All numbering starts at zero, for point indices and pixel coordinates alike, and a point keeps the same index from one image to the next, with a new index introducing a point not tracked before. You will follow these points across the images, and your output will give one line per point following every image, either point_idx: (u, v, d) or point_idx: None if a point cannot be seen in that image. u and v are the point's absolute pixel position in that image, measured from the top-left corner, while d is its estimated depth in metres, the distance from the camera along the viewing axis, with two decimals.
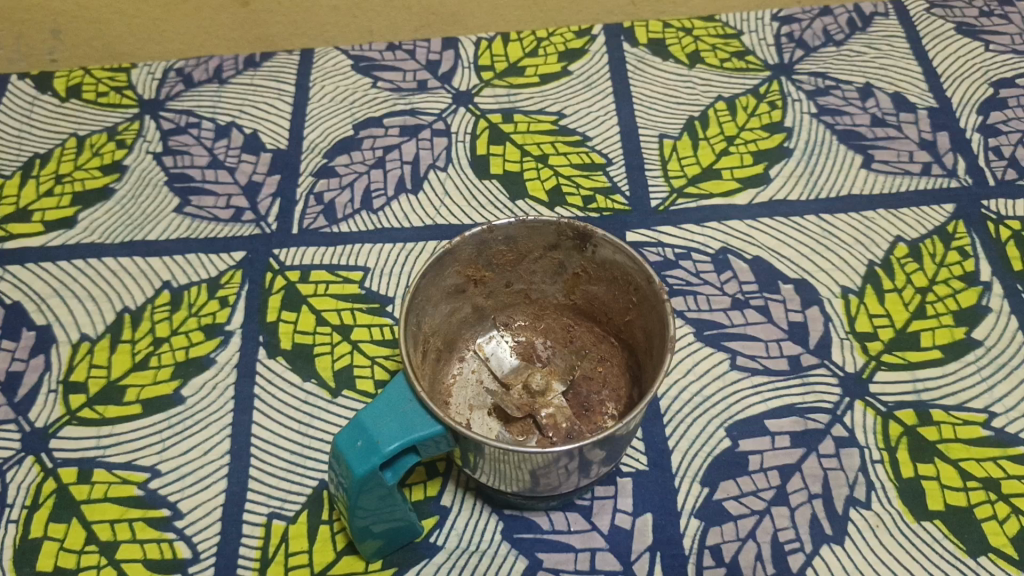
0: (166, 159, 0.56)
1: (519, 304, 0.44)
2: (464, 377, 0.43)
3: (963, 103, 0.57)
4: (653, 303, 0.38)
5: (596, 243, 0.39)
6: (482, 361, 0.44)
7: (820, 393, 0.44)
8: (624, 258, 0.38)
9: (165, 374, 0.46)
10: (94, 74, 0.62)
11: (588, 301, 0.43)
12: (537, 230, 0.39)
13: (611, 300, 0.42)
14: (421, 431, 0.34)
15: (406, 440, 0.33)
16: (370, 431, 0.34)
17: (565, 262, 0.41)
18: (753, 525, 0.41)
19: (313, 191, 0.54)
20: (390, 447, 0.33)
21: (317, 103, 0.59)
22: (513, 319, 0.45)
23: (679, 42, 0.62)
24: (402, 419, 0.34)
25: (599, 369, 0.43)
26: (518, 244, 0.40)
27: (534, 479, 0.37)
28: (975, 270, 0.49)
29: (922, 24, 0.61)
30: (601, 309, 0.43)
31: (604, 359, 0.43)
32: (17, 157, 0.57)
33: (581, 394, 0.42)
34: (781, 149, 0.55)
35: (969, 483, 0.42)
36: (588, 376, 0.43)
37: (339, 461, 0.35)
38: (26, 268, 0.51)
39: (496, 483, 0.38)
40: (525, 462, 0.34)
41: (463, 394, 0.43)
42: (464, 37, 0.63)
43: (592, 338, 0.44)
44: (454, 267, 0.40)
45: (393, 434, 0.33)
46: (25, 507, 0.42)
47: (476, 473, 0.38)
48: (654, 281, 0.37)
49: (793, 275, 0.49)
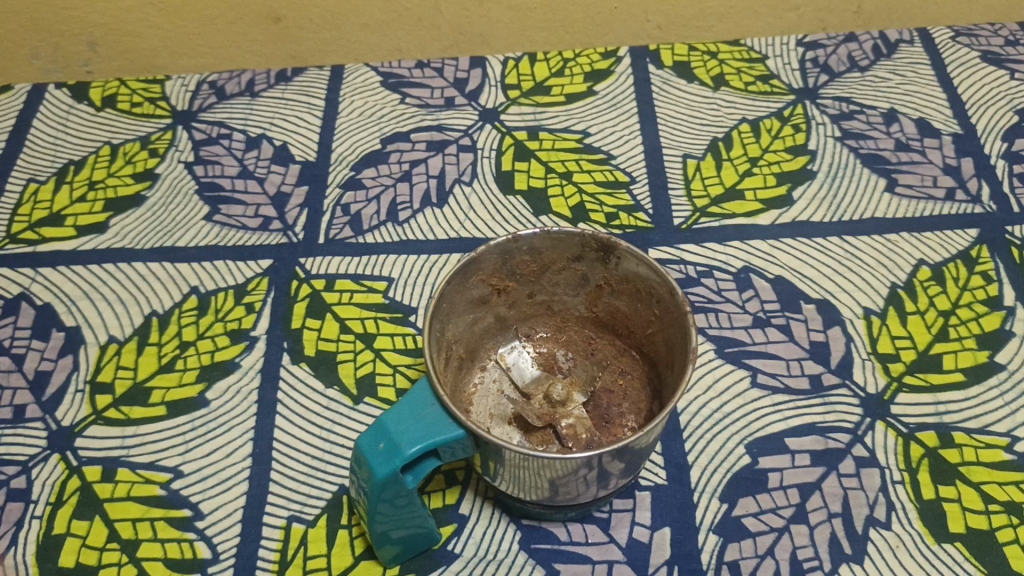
0: (197, 168, 0.58)
1: (541, 315, 0.44)
2: (485, 387, 0.44)
3: (988, 130, 0.57)
4: (675, 316, 0.38)
5: (619, 255, 0.40)
6: (504, 370, 0.44)
7: (842, 412, 0.44)
8: (648, 270, 0.39)
9: (190, 378, 0.47)
10: (129, 85, 0.64)
11: (610, 314, 0.43)
12: (562, 239, 0.40)
13: (634, 313, 0.42)
14: (443, 434, 0.34)
15: (428, 443, 0.34)
16: (392, 433, 0.34)
17: (588, 274, 0.42)
18: (772, 542, 0.41)
19: (340, 203, 0.55)
20: (412, 450, 0.34)
21: (345, 118, 0.60)
22: (535, 329, 0.45)
23: (704, 65, 0.62)
24: (424, 423, 0.34)
25: (620, 382, 0.43)
26: (541, 255, 0.41)
27: (553, 488, 0.37)
28: (998, 295, 0.49)
29: (946, 51, 0.62)
30: (623, 322, 0.43)
31: (625, 372, 0.43)
32: (52, 163, 0.59)
33: (601, 406, 0.42)
34: (804, 171, 0.55)
35: (991, 506, 0.41)
36: (609, 389, 0.43)
37: (360, 463, 0.35)
38: (57, 271, 0.52)
39: (514, 492, 0.38)
40: (545, 469, 0.35)
41: (484, 402, 0.43)
42: (492, 57, 0.64)
43: (613, 351, 0.44)
44: (479, 274, 0.40)
45: (415, 437, 0.34)
46: (49, 504, 0.43)
47: (496, 481, 0.38)
48: (677, 293, 0.38)
49: (814, 295, 0.49)
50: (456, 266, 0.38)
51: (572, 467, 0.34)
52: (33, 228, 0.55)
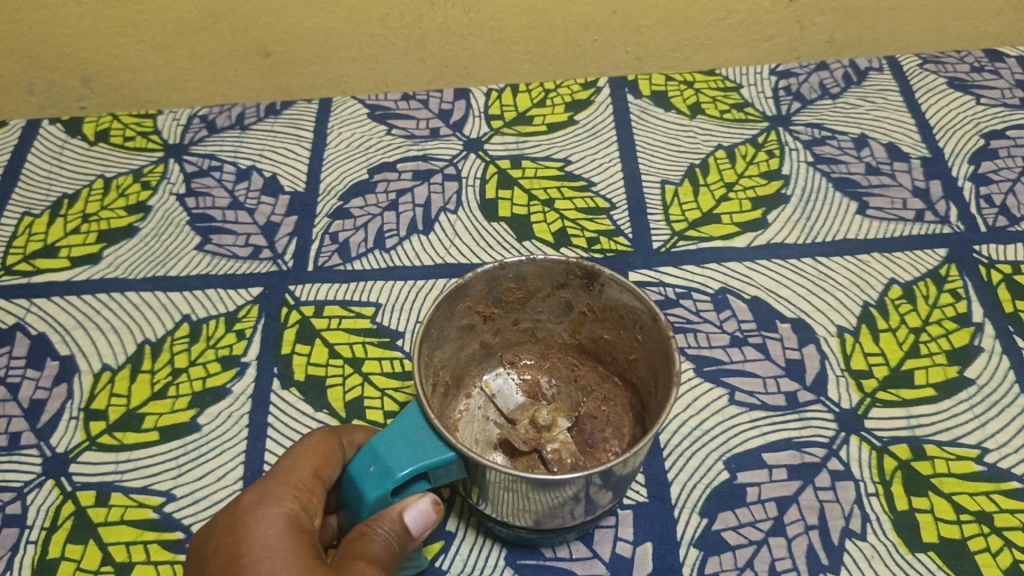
0: (188, 200, 0.59)
1: (526, 342, 0.46)
2: (471, 413, 0.45)
3: (955, 153, 0.59)
4: (658, 342, 0.39)
5: (603, 283, 0.41)
6: (488, 398, 0.46)
7: (817, 427, 0.46)
8: (631, 298, 0.40)
9: (183, 404, 0.48)
10: (122, 120, 0.66)
11: (594, 341, 0.44)
12: (547, 267, 0.41)
13: (617, 341, 0.43)
14: (433, 457, 0.35)
15: (418, 466, 0.35)
16: (382, 456, 0.35)
17: (572, 301, 0.43)
18: (751, 555, 0.42)
19: (328, 231, 0.56)
20: (403, 473, 0.34)
21: (333, 149, 0.62)
22: (520, 357, 0.46)
23: (681, 94, 0.64)
24: (413, 447, 0.35)
25: (603, 408, 0.45)
26: (525, 282, 0.42)
27: (541, 513, 0.37)
28: (967, 312, 0.50)
29: (915, 78, 0.64)
30: (605, 349, 0.44)
31: (608, 399, 0.45)
32: (47, 197, 0.60)
33: (585, 431, 0.44)
34: (779, 196, 0.57)
35: (963, 516, 0.42)
36: (592, 415, 0.44)
37: (352, 485, 0.36)
38: (51, 301, 0.53)
39: (503, 516, 0.39)
40: (532, 492, 0.35)
41: (469, 429, 0.45)
42: (476, 89, 0.66)
43: (596, 378, 0.45)
44: (466, 301, 0.41)
45: (405, 460, 0.35)
46: (44, 529, 0.44)
47: (486, 505, 0.38)
48: (660, 320, 0.39)
49: (790, 314, 0.50)
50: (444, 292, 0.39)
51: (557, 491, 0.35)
52: (28, 259, 0.56)
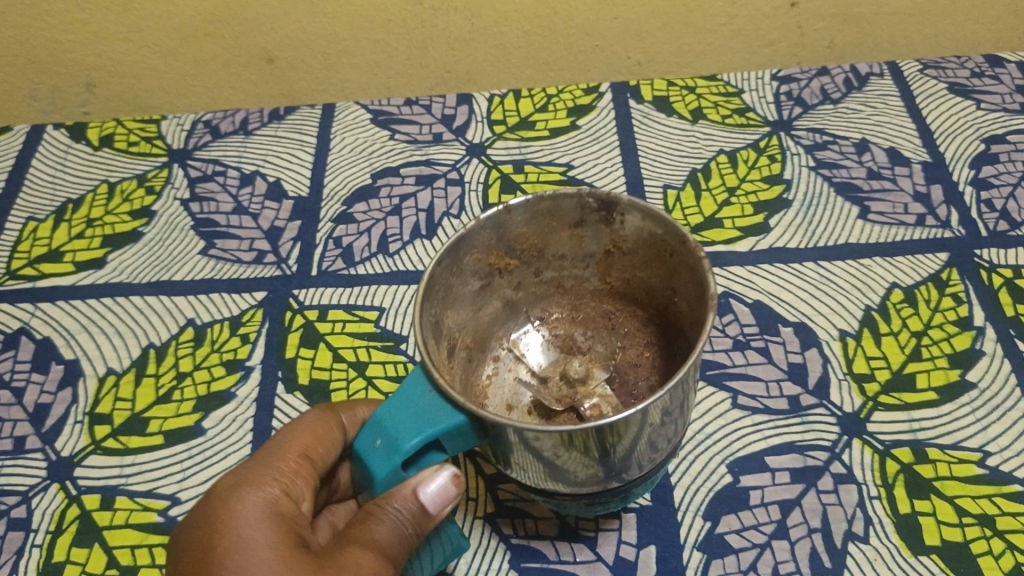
0: (192, 205, 0.59)
1: (553, 295, 0.46)
2: (500, 378, 0.45)
3: (955, 158, 0.59)
4: (688, 264, 0.38)
5: (623, 210, 0.40)
6: (517, 359, 0.46)
7: (820, 431, 0.46)
8: (654, 223, 0.39)
9: (187, 408, 0.48)
10: (126, 125, 0.66)
11: (625, 282, 0.44)
12: (559, 206, 0.41)
13: (647, 276, 0.42)
14: (442, 424, 0.33)
15: (426, 435, 0.33)
16: (389, 429, 0.33)
17: (591, 244, 0.43)
18: (754, 558, 0.42)
19: (332, 236, 0.56)
20: (411, 444, 0.33)
21: (337, 154, 0.62)
22: (549, 312, 0.46)
23: (683, 99, 0.65)
24: (420, 415, 0.33)
25: (645, 356, 0.44)
26: (539, 227, 0.41)
27: (576, 471, 0.35)
28: (969, 316, 0.50)
29: (915, 83, 0.64)
30: (638, 288, 0.44)
31: (648, 345, 0.44)
32: (51, 202, 0.60)
33: (628, 383, 0.43)
34: (781, 200, 0.57)
35: (965, 519, 0.42)
36: (633, 363, 0.44)
37: (360, 461, 0.35)
38: (56, 306, 0.54)
39: (538, 481, 0.37)
40: (558, 449, 0.33)
41: (500, 394, 0.45)
42: (478, 94, 0.66)
43: (634, 325, 0.45)
44: (476, 255, 0.41)
45: (413, 431, 0.33)
46: (49, 532, 0.44)
47: (517, 472, 0.36)
48: (688, 240, 0.37)
49: (792, 318, 0.51)
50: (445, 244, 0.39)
51: (590, 445, 0.33)
52: (33, 264, 0.56)
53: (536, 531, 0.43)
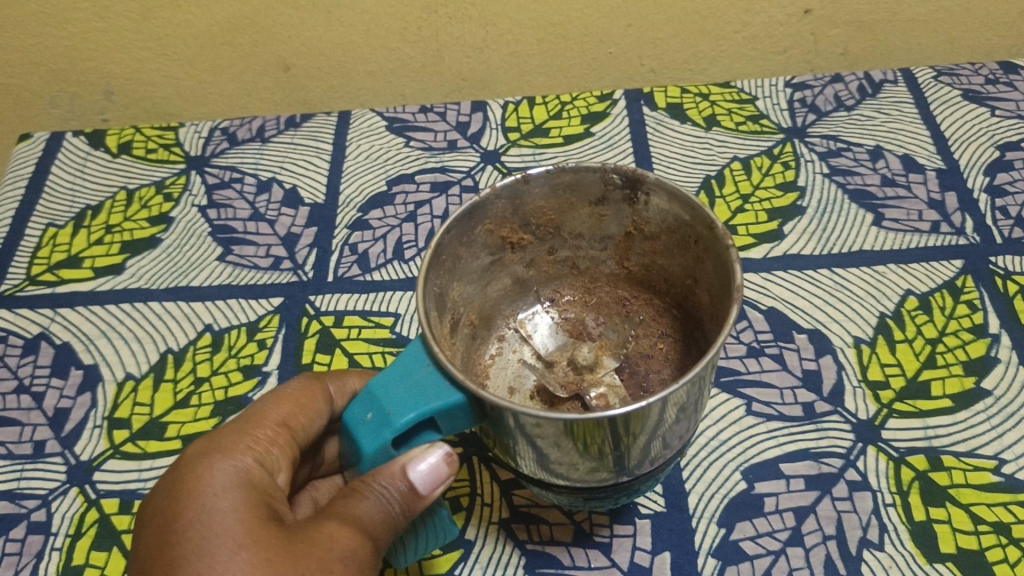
0: (210, 211, 0.60)
1: (567, 276, 0.46)
2: (504, 358, 0.46)
3: (970, 164, 0.59)
4: (713, 251, 0.37)
5: (648, 191, 0.39)
6: (523, 339, 0.46)
7: (835, 438, 0.46)
8: (679, 206, 0.38)
9: (205, 413, 0.48)
10: (145, 133, 0.67)
11: (644, 267, 0.44)
12: (581, 181, 0.40)
13: (668, 263, 0.42)
14: (438, 401, 0.32)
15: (419, 411, 0.32)
16: (382, 402, 0.33)
17: (610, 224, 0.42)
18: (769, 564, 0.42)
19: (348, 242, 0.57)
20: (403, 420, 0.32)
21: (352, 160, 0.63)
22: (561, 293, 0.47)
23: (697, 106, 0.65)
24: (415, 390, 0.33)
25: (659, 347, 0.44)
26: (557, 202, 0.41)
27: (581, 463, 0.35)
28: (984, 323, 0.50)
29: (930, 90, 0.64)
30: (657, 275, 0.44)
31: (663, 336, 0.44)
32: (71, 209, 0.61)
33: (638, 374, 0.44)
34: (795, 207, 0.57)
35: (981, 527, 0.42)
36: (647, 355, 0.44)
37: (350, 434, 0.34)
38: (75, 311, 0.54)
39: (539, 473, 0.37)
40: (562, 438, 0.32)
41: (502, 374, 0.45)
42: (493, 101, 0.67)
43: (651, 312, 0.45)
44: (488, 226, 0.40)
45: (406, 406, 0.33)
46: (69, 536, 0.44)
47: (519, 459, 0.36)
48: (716, 227, 0.36)
49: (806, 325, 0.51)
50: (457, 212, 0.37)
51: (596, 436, 0.32)
52: (52, 270, 0.57)
53: (551, 536, 0.44)
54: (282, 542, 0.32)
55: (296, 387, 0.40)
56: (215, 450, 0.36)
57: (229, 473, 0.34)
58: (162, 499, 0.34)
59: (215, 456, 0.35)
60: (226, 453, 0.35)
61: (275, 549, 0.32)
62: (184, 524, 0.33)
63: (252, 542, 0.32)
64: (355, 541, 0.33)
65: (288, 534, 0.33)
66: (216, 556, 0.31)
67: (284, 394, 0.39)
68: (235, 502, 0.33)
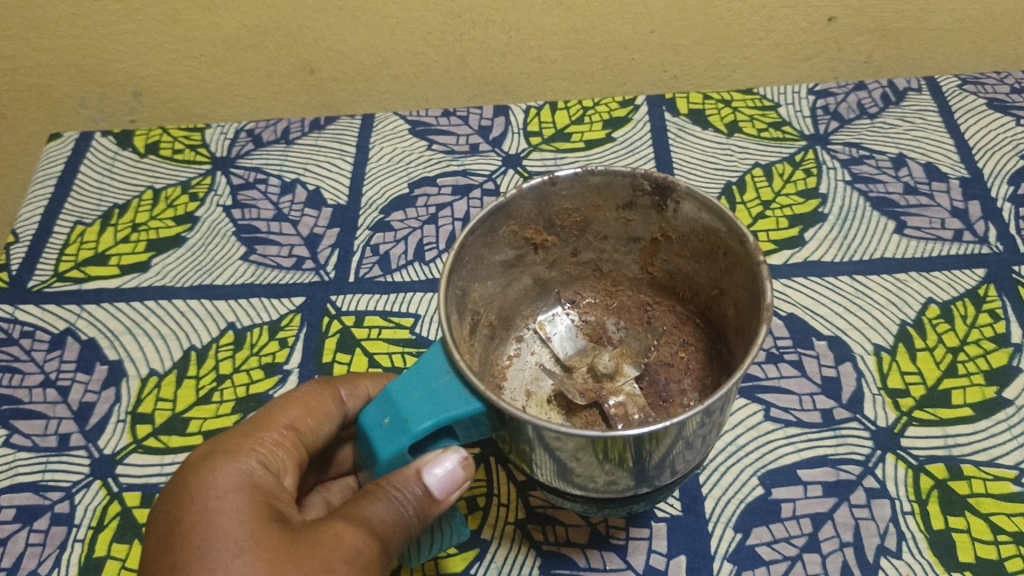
0: (234, 211, 0.61)
1: (589, 278, 0.47)
2: (521, 360, 0.46)
3: (994, 174, 0.58)
4: (742, 264, 0.37)
5: (677, 198, 0.39)
6: (542, 341, 0.46)
7: (853, 445, 0.46)
8: (709, 216, 0.38)
9: (227, 409, 0.49)
10: (172, 133, 0.68)
11: (670, 273, 0.44)
12: (609, 184, 0.40)
13: (694, 271, 0.42)
14: (455, 410, 0.33)
15: (436, 419, 0.33)
16: (399, 409, 0.33)
17: (637, 228, 0.43)
18: (786, 569, 0.42)
19: (369, 243, 0.57)
20: (419, 428, 0.33)
21: (375, 163, 0.63)
22: (581, 295, 0.47)
23: (719, 112, 0.65)
24: (432, 397, 0.33)
25: (681, 356, 0.45)
26: (583, 202, 0.41)
27: (598, 475, 0.35)
28: (1006, 333, 0.50)
29: (954, 99, 0.64)
30: (682, 283, 0.44)
31: (683, 345, 0.45)
32: (98, 207, 0.62)
33: (658, 383, 0.44)
34: (816, 214, 0.57)
35: (1000, 537, 0.42)
36: (668, 363, 0.45)
37: (365, 439, 0.35)
38: (101, 307, 0.55)
39: (553, 481, 0.37)
40: (581, 451, 0.32)
41: (518, 377, 0.45)
42: (515, 105, 0.67)
43: (672, 320, 0.45)
44: (512, 226, 0.40)
45: (423, 414, 0.33)
46: (91, 528, 0.45)
47: (535, 467, 0.36)
48: (747, 240, 0.36)
49: (826, 332, 0.51)
50: (483, 212, 0.38)
51: (617, 451, 0.32)
52: (79, 266, 0.58)
53: (566, 538, 0.44)
54: (284, 542, 0.32)
55: (303, 392, 0.41)
56: (220, 453, 0.36)
57: (234, 476, 0.35)
58: (169, 502, 0.35)
59: (220, 460, 0.36)
60: (231, 457, 0.36)
61: (276, 550, 0.32)
62: (187, 526, 0.33)
63: (253, 544, 0.32)
64: (361, 541, 0.33)
65: (292, 534, 0.33)
66: (218, 559, 0.32)
67: (292, 398, 0.40)
68: (237, 504, 0.34)
